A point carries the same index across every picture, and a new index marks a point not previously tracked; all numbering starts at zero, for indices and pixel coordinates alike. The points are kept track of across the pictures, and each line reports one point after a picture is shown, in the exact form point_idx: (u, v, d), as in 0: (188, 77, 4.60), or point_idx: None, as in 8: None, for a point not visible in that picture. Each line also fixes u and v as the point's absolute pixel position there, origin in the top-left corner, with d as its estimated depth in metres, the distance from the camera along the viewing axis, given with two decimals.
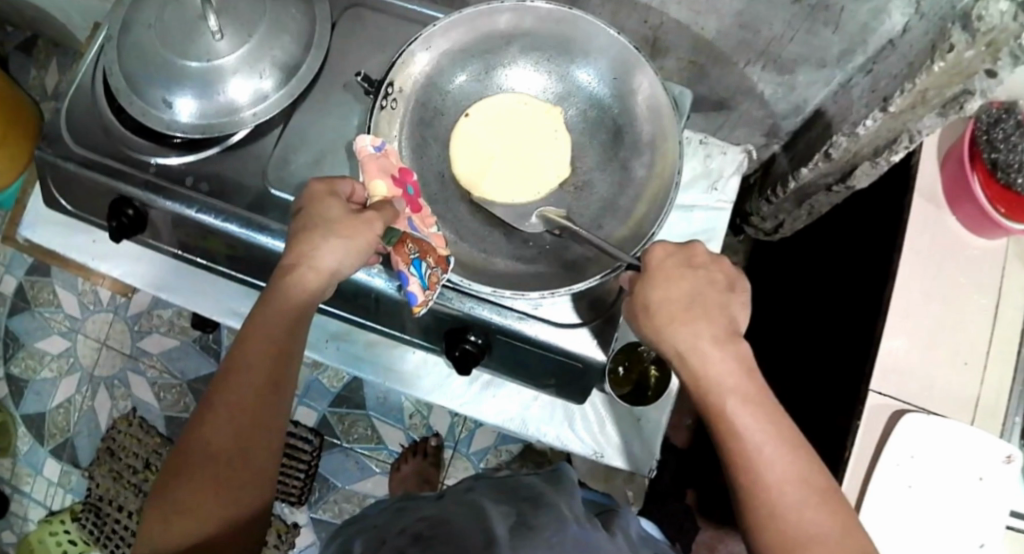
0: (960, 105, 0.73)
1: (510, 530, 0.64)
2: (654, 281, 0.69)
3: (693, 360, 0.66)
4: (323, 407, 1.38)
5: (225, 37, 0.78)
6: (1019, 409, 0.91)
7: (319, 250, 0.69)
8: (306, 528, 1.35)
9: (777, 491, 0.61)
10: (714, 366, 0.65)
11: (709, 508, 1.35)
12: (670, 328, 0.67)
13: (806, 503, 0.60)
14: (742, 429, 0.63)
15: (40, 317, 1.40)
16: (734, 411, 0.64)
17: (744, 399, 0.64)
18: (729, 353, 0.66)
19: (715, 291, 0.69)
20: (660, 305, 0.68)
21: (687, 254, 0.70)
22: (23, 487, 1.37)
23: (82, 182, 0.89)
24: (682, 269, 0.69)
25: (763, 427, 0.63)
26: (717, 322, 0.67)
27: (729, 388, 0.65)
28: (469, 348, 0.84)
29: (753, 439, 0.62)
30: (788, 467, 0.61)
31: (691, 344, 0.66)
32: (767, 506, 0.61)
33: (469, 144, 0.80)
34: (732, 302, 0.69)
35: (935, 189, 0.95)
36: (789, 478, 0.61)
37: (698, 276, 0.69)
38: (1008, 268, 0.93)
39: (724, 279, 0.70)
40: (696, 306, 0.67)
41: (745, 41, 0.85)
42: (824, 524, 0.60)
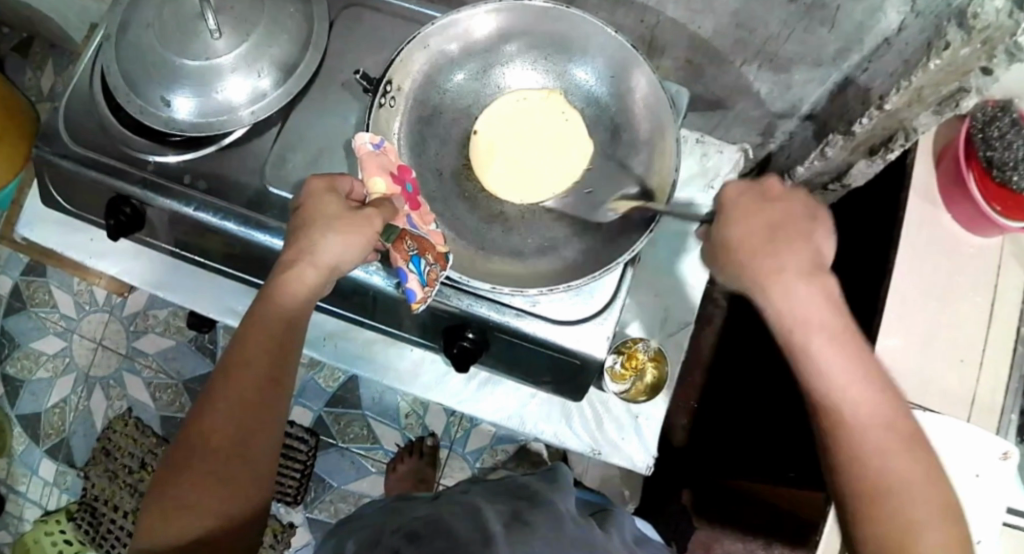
0: (956, 102, 0.74)
1: (506, 527, 0.64)
2: (733, 219, 0.68)
3: (778, 295, 0.65)
4: (318, 408, 1.38)
5: (224, 36, 0.78)
6: (1013, 405, 0.92)
7: (318, 247, 0.69)
8: (301, 528, 1.35)
9: (862, 429, 0.61)
10: (799, 301, 0.65)
11: (704, 507, 1.37)
12: (754, 265, 0.66)
13: (892, 443, 0.61)
14: (825, 365, 0.63)
15: (35, 317, 1.39)
16: (820, 347, 0.63)
17: (831, 334, 0.64)
18: (815, 286, 0.65)
19: (798, 223, 0.67)
20: (743, 241, 0.67)
21: (764, 190, 0.69)
22: (18, 487, 1.36)
23: (80, 180, 0.89)
24: (761, 206, 0.68)
25: (848, 364, 0.63)
26: (803, 256, 0.66)
27: (816, 323, 0.64)
28: (468, 345, 0.84)
29: (837, 377, 0.62)
30: (872, 405, 0.62)
31: (775, 280, 0.65)
32: (852, 446, 0.61)
33: (489, 156, 0.82)
34: (817, 236, 0.68)
35: (930, 188, 0.95)
36: (873, 418, 0.61)
37: (782, 211, 0.68)
38: (1002, 266, 0.93)
39: (806, 212, 0.68)
40: (781, 242, 0.66)
41: (742, 40, 0.86)
42: (907, 464, 0.60)
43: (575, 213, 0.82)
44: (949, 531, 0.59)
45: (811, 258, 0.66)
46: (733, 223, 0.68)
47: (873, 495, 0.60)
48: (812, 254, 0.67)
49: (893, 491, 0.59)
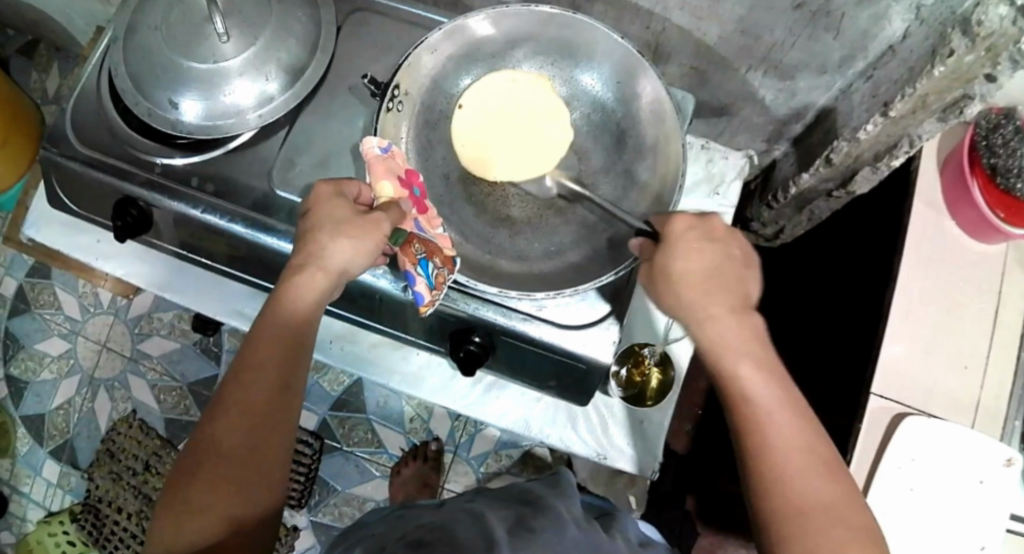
0: (960, 110, 0.76)
1: (508, 532, 0.64)
2: (674, 247, 0.69)
3: (708, 327, 0.67)
4: (323, 411, 1.38)
5: (232, 39, 0.78)
6: (1018, 412, 0.92)
7: (328, 249, 0.69)
8: (305, 531, 1.35)
9: (783, 455, 0.61)
10: (728, 334, 0.66)
11: (708, 514, 1.36)
12: (687, 295, 0.67)
13: (812, 471, 0.60)
14: (752, 394, 0.63)
15: (40, 319, 1.40)
16: (745, 375, 0.64)
17: (756, 365, 0.65)
18: (742, 321, 0.67)
19: (734, 261, 0.69)
20: (680, 271, 0.68)
21: (708, 225, 0.69)
22: (21, 488, 1.36)
23: (88, 182, 0.89)
24: (702, 237, 0.69)
25: (773, 395, 0.63)
26: (734, 291, 0.68)
27: (742, 353, 0.65)
28: (474, 348, 0.85)
29: (763, 407, 0.63)
30: (795, 434, 0.61)
31: (707, 311, 0.67)
32: (774, 471, 0.60)
33: (467, 133, 0.80)
34: (749, 276, 0.69)
35: (934, 194, 0.96)
36: (796, 445, 0.61)
37: (719, 246, 0.69)
38: (1006, 273, 0.94)
39: (742, 253, 0.70)
40: (716, 276, 0.68)
41: (747, 47, 0.86)
42: (829, 491, 0.60)
43: (580, 218, 0.82)
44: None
45: (740, 294, 0.68)
46: (672, 252, 0.69)
47: (791, 519, 0.59)
48: (742, 291, 0.68)
49: (813, 515, 0.59)
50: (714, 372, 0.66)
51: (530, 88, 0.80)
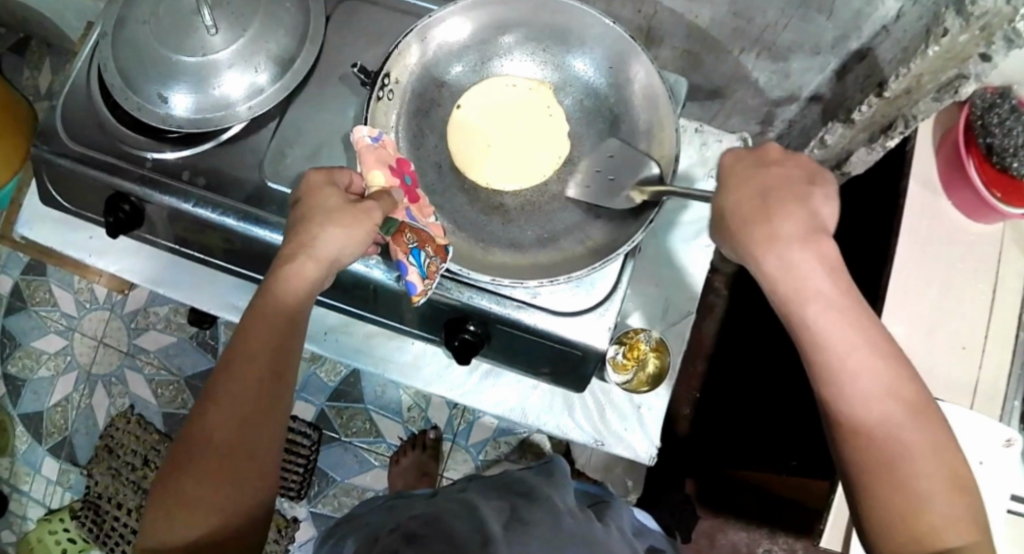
0: (955, 89, 0.75)
1: (502, 525, 0.64)
2: (726, 188, 0.67)
3: (774, 267, 0.63)
4: (322, 402, 1.38)
5: (220, 32, 0.78)
6: (1016, 392, 0.92)
7: (318, 238, 0.69)
8: (305, 523, 1.35)
9: (866, 401, 0.60)
10: (799, 270, 0.63)
11: (709, 497, 1.38)
12: (749, 232, 0.64)
13: (898, 417, 0.59)
14: (826, 338, 0.61)
15: (36, 316, 1.39)
16: (817, 319, 0.62)
17: (828, 305, 0.62)
18: (813, 252, 0.63)
19: (797, 190, 0.65)
20: (735, 213, 0.66)
21: (761, 154, 0.67)
22: (21, 486, 1.36)
23: (79, 179, 0.89)
24: (758, 171, 0.66)
25: (850, 336, 0.61)
26: (802, 223, 0.64)
27: (814, 294, 0.62)
28: (469, 337, 0.84)
29: (839, 352, 0.61)
30: (874, 379, 0.60)
31: (771, 251, 0.63)
32: (854, 418, 0.60)
33: (468, 135, 0.82)
34: (815, 193, 0.65)
35: (930, 175, 0.95)
36: (877, 392, 0.60)
37: (775, 175, 0.66)
38: (1003, 252, 0.94)
39: (803, 172, 0.66)
40: (776, 206, 0.64)
41: (740, 29, 0.86)
42: (917, 434, 0.59)
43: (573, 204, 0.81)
44: (959, 506, 0.58)
45: (808, 225, 0.64)
46: (727, 193, 0.67)
47: (878, 470, 0.59)
48: (812, 219, 0.64)
49: (899, 465, 0.58)
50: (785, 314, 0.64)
51: (529, 93, 0.83)
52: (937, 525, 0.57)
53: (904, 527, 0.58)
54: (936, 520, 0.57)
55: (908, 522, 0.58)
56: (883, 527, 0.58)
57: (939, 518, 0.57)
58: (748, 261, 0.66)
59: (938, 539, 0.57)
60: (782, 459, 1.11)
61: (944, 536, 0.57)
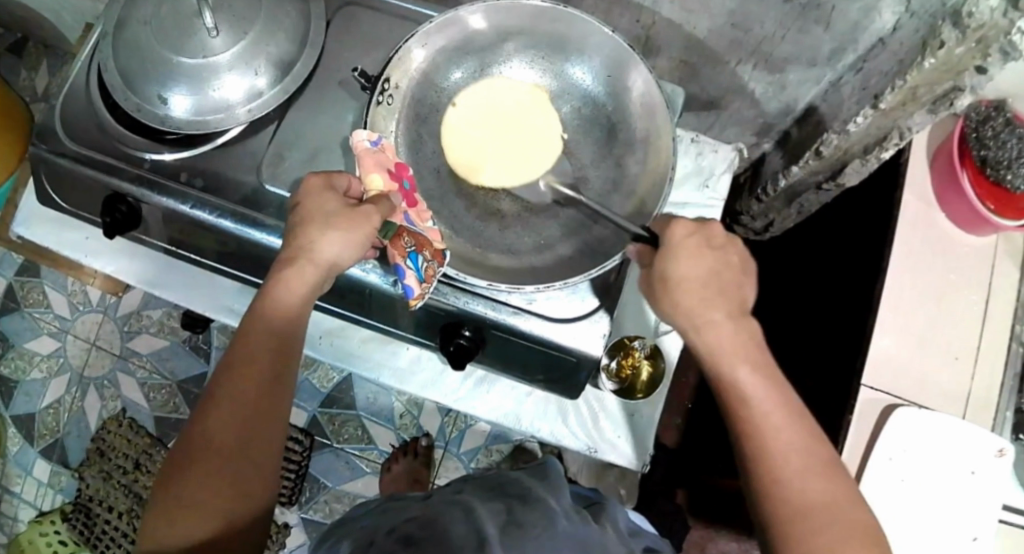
0: (950, 102, 0.76)
1: (499, 527, 0.64)
2: (677, 258, 0.67)
3: (706, 335, 0.66)
4: (313, 408, 1.38)
5: (220, 34, 0.78)
6: (1008, 403, 0.92)
7: (317, 242, 0.69)
8: (296, 528, 1.34)
9: (785, 458, 0.61)
10: (728, 338, 0.66)
11: (699, 507, 1.37)
12: (688, 300, 0.67)
13: (813, 474, 0.61)
14: (751, 396, 0.64)
15: (30, 318, 1.39)
16: (744, 381, 0.64)
17: (753, 370, 0.65)
18: (740, 327, 0.66)
19: (733, 269, 0.68)
20: (682, 280, 0.67)
21: (707, 234, 0.69)
22: (12, 488, 1.35)
23: (76, 178, 0.89)
24: (703, 247, 0.68)
25: (772, 398, 0.64)
26: (732, 298, 0.67)
27: (741, 359, 0.65)
28: (464, 343, 0.84)
29: (761, 412, 0.63)
30: (794, 438, 0.62)
31: (706, 317, 0.66)
32: (770, 473, 0.61)
33: (463, 136, 0.82)
34: (746, 281, 0.69)
35: (924, 187, 0.96)
36: (795, 449, 0.61)
37: (717, 255, 0.68)
38: (996, 264, 0.94)
39: (739, 258, 0.69)
40: (714, 281, 0.67)
41: (737, 40, 0.86)
42: (830, 494, 0.60)
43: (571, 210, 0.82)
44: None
45: (737, 301, 0.68)
46: (674, 262, 0.67)
47: (793, 523, 0.60)
48: (740, 297, 0.68)
49: (815, 519, 0.59)
50: (714, 376, 0.66)
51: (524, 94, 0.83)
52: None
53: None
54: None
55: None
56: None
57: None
58: (683, 328, 0.67)
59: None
60: None
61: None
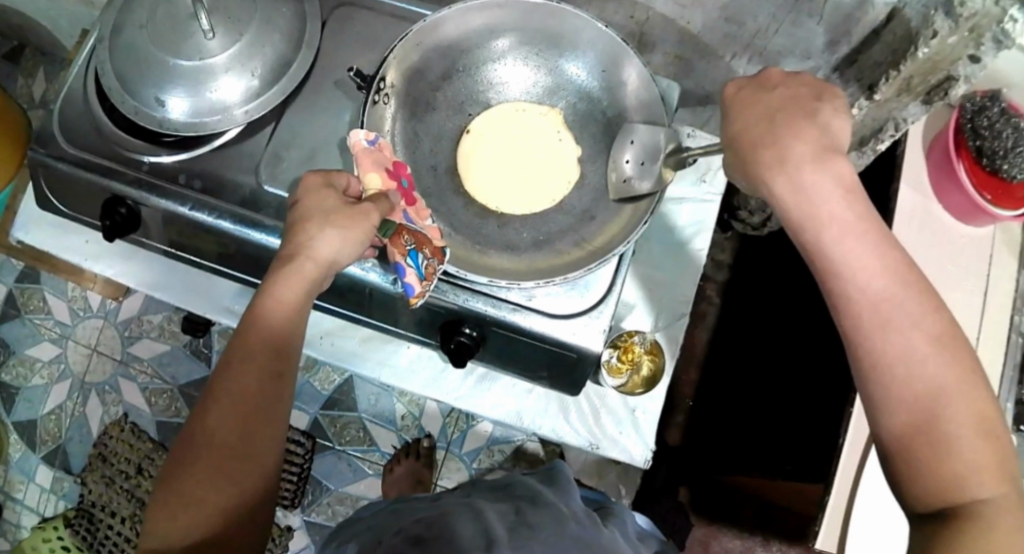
0: (944, 91, 0.76)
1: (508, 528, 0.64)
2: (732, 112, 0.64)
3: (786, 193, 0.60)
4: (314, 411, 1.38)
5: (217, 36, 0.78)
6: (1009, 394, 0.93)
7: (316, 239, 0.69)
8: (299, 531, 1.34)
9: (885, 336, 0.56)
10: (814, 191, 0.59)
11: (701, 504, 1.38)
12: (756, 156, 0.62)
13: (921, 350, 0.56)
14: (843, 265, 0.58)
15: (30, 324, 1.39)
16: (833, 246, 0.58)
17: (843, 230, 0.58)
18: (826, 172, 0.60)
19: (804, 109, 0.62)
20: (743, 136, 0.63)
21: (762, 81, 0.65)
22: (15, 494, 1.35)
23: (76, 182, 0.89)
24: (760, 96, 0.64)
25: (870, 262, 0.58)
26: (810, 141, 0.61)
27: (828, 219, 0.59)
28: (465, 340, 0.85)
29: (857, 283, 0.57)
30: (896, 312, 0.57)
31: (781, 173, 0.60)
32: (871, 355, 0.56)
33: (485, 167, 0.83)
34: (822, 112, 0.62)
35: (921, 178, 0.97)
36: (898, 326, 0.56)
37: (780, 98, 0.63)
38: (994, 255, 0.95)
39: (809, 91, 0.63)
40: (785, 128, 0.62)
41: (731, 33, 0.87)
42: (942, 371, 0.55)
43: (569, 207, 0.83)
44: (984, 448, 0.55)
45: (816, 145, 0.61)
46: (732, 122, 0.64)
47: (900, 414, 0.56)
48: (821, 138, 0.61)
49: (926, 405, 0.55)
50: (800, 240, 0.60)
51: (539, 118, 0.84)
52: (962, 473, 0.54)
53: (926, 478, 0.54)
54: (960, 467, 0.54)
55: (931, 473, 0.54)
56: (909, 474, 0.55)
57: (965, 462, 0.54)
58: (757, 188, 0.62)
59: (964, 486, 0.54)
60: (776, 463, 1.10)
61: (968, 483, 0.54)
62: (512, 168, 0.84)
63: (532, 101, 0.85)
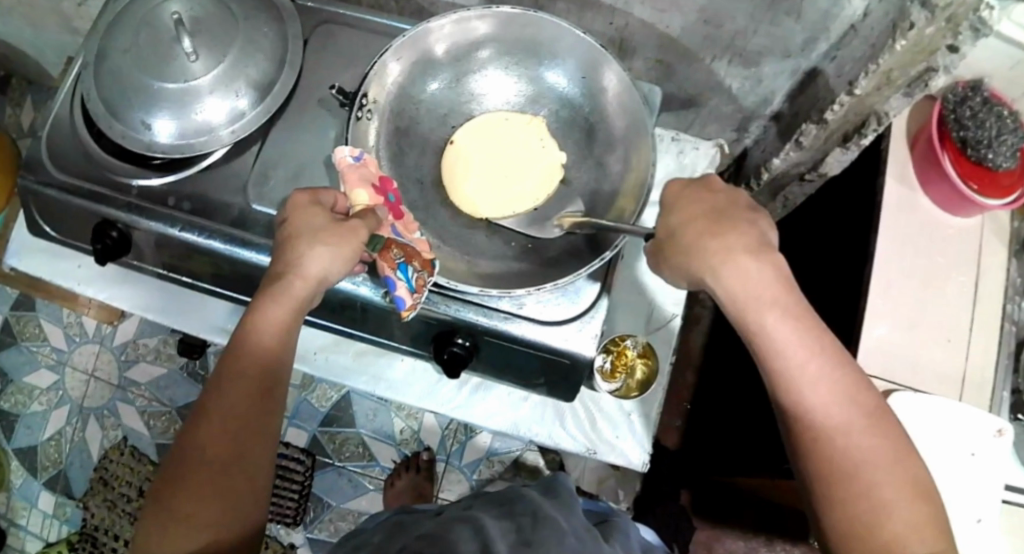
0: (925, 82, 0.77)
1: (510, 545, 0.64)
2: (673, 210, 0.69)
3: (728, 282, 0.65)
4: (313, 428, 1.38)
5: (200, 58, 0.79)
6: (1003, 383, 0.92)
7: (305, 257, 0.69)
8: (302, 548, 1.34)
9: (824, 410, 0.61)
10: (751, 279, 0.64)
11: (704, 507, 1.38)
12: (701, 247, 0.66)
13: (859, 426, 0.61)
14: (783, 346, 0.63)
15: (27, 351, 1.39)
16: (774, 329, 0.63)
17: (784, 315, 0.64)
18: (765, 264, 0.65)
19: (740, 211, 0.67)
20: (687, 229, 0.67)
21: (705, 183, 0.70)
22: (18, 521, 1.35)
23: (66, 208, 0.90)
24: (703, 196, 0.69)
25: (812, 347, 0.63)
26: (748, 238, 0.66)
27: (771, 303, 0.64)
28: (457, 351, 0.85)
29: (797, 361, 0.62)
30: (833, 390, 0.62)
31: (723, 261, 0.65)
32: (811, 427, 0.61)
33: (468, 175, 0.82)
34: (761, 219, 0.67)
35: (906, 171, 0.97)
36: (837, 404, 0.61)
37: (722, 198, 0.69)
38: (982, 244, 0.95)
39: (748, 202, 0.69)
40: (725, 224, 0.66)
41: (711, 36, 0.87)
42: (877, 444, 0.60)
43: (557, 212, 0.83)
44: (919, 514, 0.59)
45: (756, 240, 0.66)
46: (674, 215, 0.69)
47: (840, 485, 0.60)
48: (757, 232, 0.66)
49: (864, 472, 0.59)
50: (740, 324, 0.65)
51: (523, 126, 0.83)
52: (904, 540, 0.58)
53: (866, 542, 0.59)
54: (897, 530, 0.58)
55: (868, 538, 0.59)
56: (850, 543, 0.59)
57: (902, 526, 0.58)
58: (701, 278, 0.66)
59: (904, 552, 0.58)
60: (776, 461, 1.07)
61: (906, 547, 0.58)
62: (495, 176, 0.82)
63: (516, 110, 0.85)
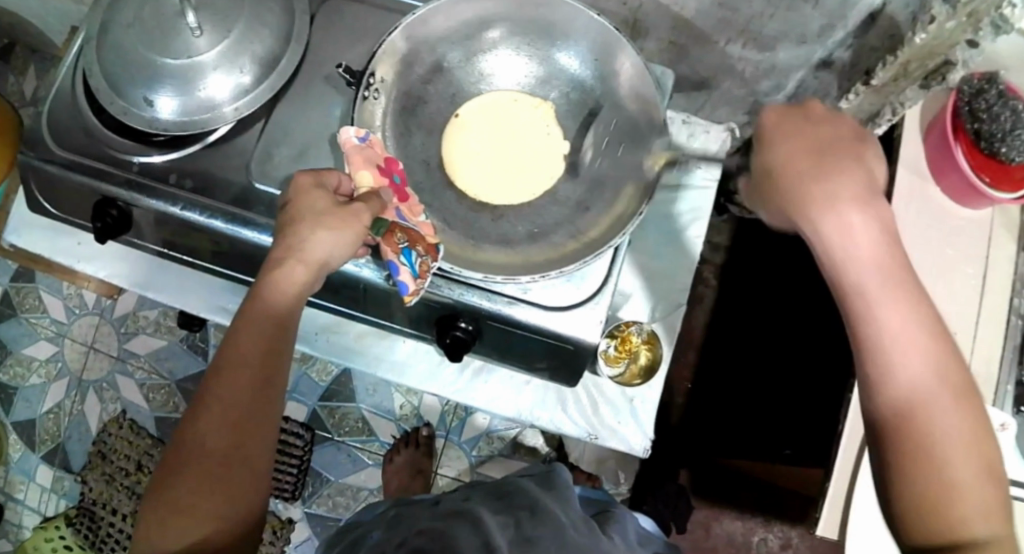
0: (942, 76, 0.76)
1: (508, 539, 0.63)
2: (773, 144, 0.63)
3: (827, 227, 0.58)
4: (313, 402, 1.38)
5: (204, 33, 0.77)
6: (1009, 377, 0.91)
7: (307, 240, 0.68)
8: (301, 523, 1.35)
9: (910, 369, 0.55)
10: (853, 227, 0.58)
11: (702, 486, 1.38)
12: (803, 187, 0.60)
13: (942, 398, 0.55)
14: (876, 299, 0.56)
15: (25, 323, 1.38)
16: (868, 282, 0.57)
17: (881, 266, 0.57)
18: (870, 211, 0.58)
19: (851, 148, 0.61)
20: (788, 167, 0.61)
21: (806, 114, 0.64)
22: (15, 495, 1.35)
23: (66, 184, 0.88)
24: (805, 128, 0.63)
25: (906, 301, 0.57)
26: (854, 180, 0.59)
27: (869, 254, 0.57)
28: (460, 334, 0.84)
29: (888, 315, 0.56)
30: (919, 347, 0.56)
31: (824, 206, 0.59)
32: (894, 386, 0.56)
33: (469, 158, 0.82)
34: (870, 156, 0.61)
35: (919, 162, 0.96)
36: (924, 363, 0.56)
37: (825, 131, 0.63)
38: (993, 236, 0.94)
39: (854, 132, 0.63)
40: (832, 163, 0.60)
41: (725, 19, 0.85)
42: (958, 411, 0.55)
43: (563, 198, 0.82)
44: (990, 492, 0.54)
45: (865, 181, 0.59)
46: (772, 149, 0.63)
47: (915, 452, 0.54)
48: (865, 175, 0.60)
49: (943, 442, 0.54)
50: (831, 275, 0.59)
51: (530, 111, 0.83)
52: (976, 519, 0.53)
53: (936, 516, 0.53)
54: (968, 506, 0.53)
55: (941, 512, 0.53)
56: (915, 513, 0.54)
57: (974, 503, 0.53)
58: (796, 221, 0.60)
59: (969, 524, 0.52)
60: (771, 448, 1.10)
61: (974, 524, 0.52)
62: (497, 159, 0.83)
63: (526, 93, 0.83)
